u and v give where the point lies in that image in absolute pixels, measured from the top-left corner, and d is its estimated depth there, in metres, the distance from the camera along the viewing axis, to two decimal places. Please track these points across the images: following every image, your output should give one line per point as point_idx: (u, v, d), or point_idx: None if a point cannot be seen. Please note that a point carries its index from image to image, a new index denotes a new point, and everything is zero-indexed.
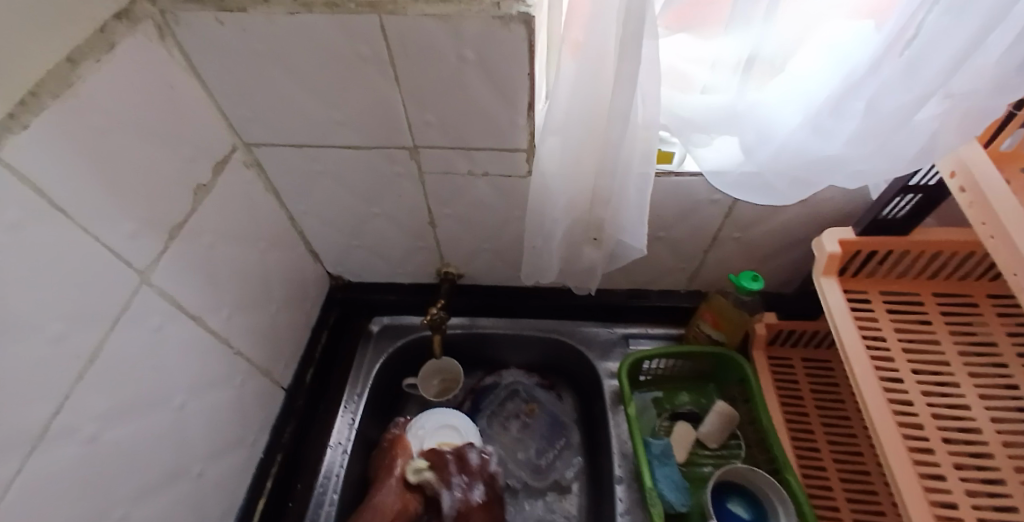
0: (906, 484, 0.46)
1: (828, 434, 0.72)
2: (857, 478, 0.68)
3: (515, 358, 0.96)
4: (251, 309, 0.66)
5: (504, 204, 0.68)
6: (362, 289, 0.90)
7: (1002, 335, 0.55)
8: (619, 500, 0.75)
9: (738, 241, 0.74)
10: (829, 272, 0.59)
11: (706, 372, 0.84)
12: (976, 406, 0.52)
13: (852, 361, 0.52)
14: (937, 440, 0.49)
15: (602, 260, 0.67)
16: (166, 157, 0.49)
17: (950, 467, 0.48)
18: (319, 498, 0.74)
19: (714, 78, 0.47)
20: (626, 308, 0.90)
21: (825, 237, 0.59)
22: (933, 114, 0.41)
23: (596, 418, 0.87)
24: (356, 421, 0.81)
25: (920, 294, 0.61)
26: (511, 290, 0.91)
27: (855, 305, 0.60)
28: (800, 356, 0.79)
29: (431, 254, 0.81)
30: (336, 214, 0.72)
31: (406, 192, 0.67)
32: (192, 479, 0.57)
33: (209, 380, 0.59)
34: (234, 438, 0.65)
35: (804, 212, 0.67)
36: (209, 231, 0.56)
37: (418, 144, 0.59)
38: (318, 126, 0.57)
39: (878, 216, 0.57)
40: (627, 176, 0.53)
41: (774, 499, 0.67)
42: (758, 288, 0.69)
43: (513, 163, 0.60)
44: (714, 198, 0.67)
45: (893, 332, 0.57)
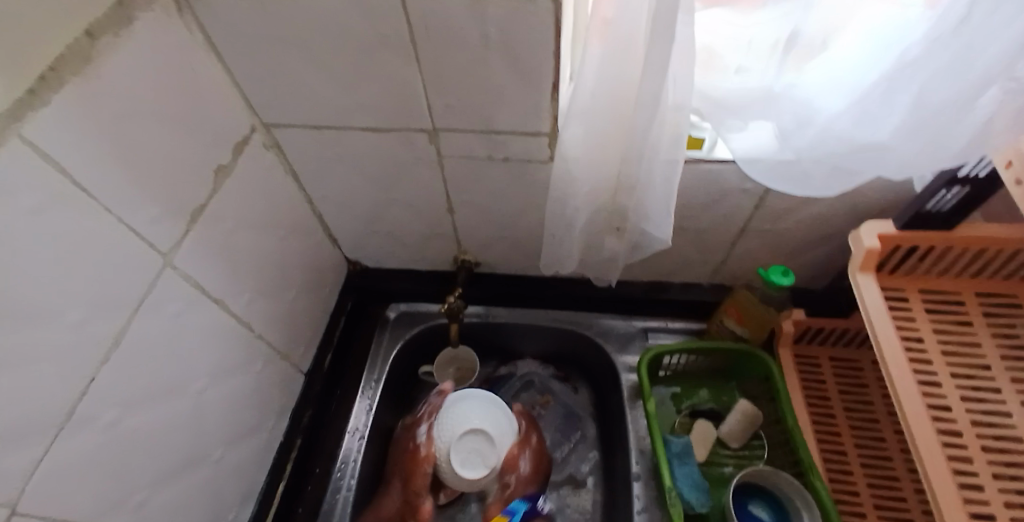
0: (943, 495, 0.43)
1: (854, 435, 0.69)
2: (885, 484, 0.65)
3: (531, 348, 0.95)
4: (271, 294, 0.66)
5: (525, 191, 0.66)
6: (379, 275, 0.90)
7: None
8: (636, 497, 0.74)
9: (767, 234, 0.71)
10: (866, 268, 0.56)
11: (727, 368, 0.82)
12: (1020, 415, 0.48)
13: (889, 364, 0.49)
14: (976, 449, 0.47)
15: (624, 251, 0.65)
16: (189, 143, 0.49)
17: (989, 477, 0.45)
18: (336, 484, 0.75)
19: (747, 57, 0.46)
20: (646, 301, 0.88)
21: (863, 230, 0.56)
22: (995, 100, 0.37)
23: (613, 412, 0.85)
24: (373, 407, 0.81)
25: (959, 292, 0.57)
26: (528, 279, 0.89)
27: (890, 303, 0.57)
28: (828, 355, 0.76)
29: (449, 241, 0.80)
30: (355, 199, 0.72)
31: (425, 177, 0.66)
32: (212, 464, 0.58)
33: (229, 363, 0.59)
34: (252, 424, 0.65)
35: (839, 203, 0.64)
36: (230, 216, 0.56)
37: (438, 126, 0.57)
38: (335, 113, 0.57)
39: (921, 209, 0.54)
40: (653, 161, 0.50)
41: (799, 505, 0.65)
42: (788, 283, 0.66)
43: (534, 149, 0.59)
44: (744, 187, 0.64)
45: (930, 332, 0.54)
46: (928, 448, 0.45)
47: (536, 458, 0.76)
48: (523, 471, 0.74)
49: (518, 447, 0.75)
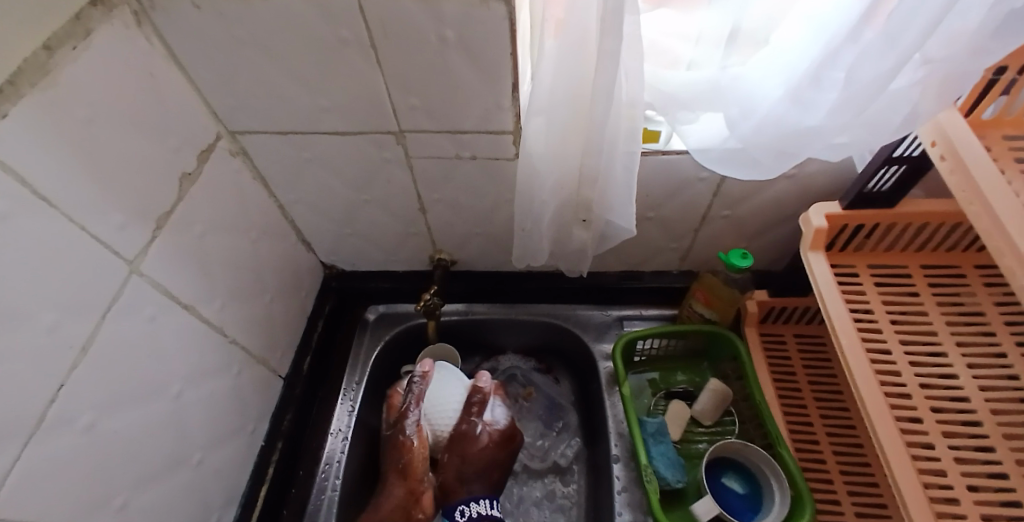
0: (893, 452, 0.47)
1: (820, 406, 0.73)
2: (850, 451, 0.69)
3: (512, 343, 0.97)
4: (245, 299, 0.66)
5: (494, 186, 0.68)
6: (357, 277, 0.91)
7: (991, 305, 0.56)
8: (616, 478, 0.77)
9: (727, 219, 0.75)
10: (816, 247, 0.60)
11: (700, 350, 0.86)
12: (965, 375, 0.52)
13: (839, 335, 0.53)
14: (925, 410, 0.50)
15: (592, 242, 0.68)
16: (153, 149, 0.49)
17: (938, 435, 0.49)
18: (322, 484, 0.77)
19: (697, 52, 0.48)
20: (619, 290, 0.91)
21: (811, 212, 0.60)
22: (912, 81, 0.41)
23: (592, 398, 0.88)
24: (355, 408, 0.83)
25: (907, 266, 0.61)
26: (503, 274, 0.91)
27: (843, 279, 0.61)
28: (792, 332, 0.80)
29: (424, 240, 0.81)
30: (327, 202, 0.72)
31: (395, 177, 0.67)
32: (192, 468, 0.58)
33: (206, 367, 0.59)
34: (233, 427, 0.66)
35: (791, 187, 0.68)
36: (198, 222, 0.56)
37: (404, 128, 0.58)
38: (302, 117, 0.57)
39: (863, 188, 0.57)
40: (614, 154, 0.53)
41: (769, 475, 0.68)
42: (748, 266, 0.69)
43: (500, 146, 0.60)
44: (701, 176, 0.67)
45: (880, 304, 0.58)
46: (877, 409, 0.49)
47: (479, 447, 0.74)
48: (449, 473, 0.73)
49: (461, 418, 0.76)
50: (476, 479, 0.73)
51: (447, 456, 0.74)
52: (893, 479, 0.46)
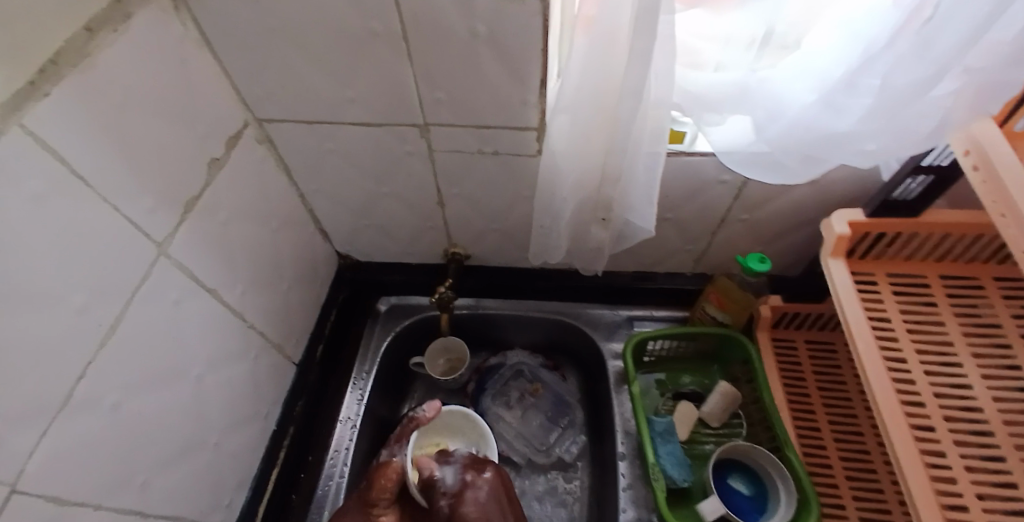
0: (906, 458, 0.47)
1: (828, 412, 0.73)
2: (857, 458, 0.68)
3: (520, 339, 0.98)
4: (264, 287, 0.67)
5: (514, 183, 0.68)
6: (370, 269, 0.91)
7: (1008, 317, 0.55)
8: (622, 475, 0.77)
9: (745, 223, 0.74)
10: (836, 253, 0.59)
11: (710, 352, 0.85)
12: (979, 386, 0.52)
13: (856, 341, 0.53)
14: (939, 419, 0.50)
15: (609, 241, 0.68)
16: (185, 135, 0.49)
17: (951, 445, 0.49)
18: (330, 470, 0.78)
19: (726, 54, 0.47)
20: (632, 290, 0.91)
21: (834, 217, 0.59)
22: (949, 90, 0.41)
23: (600, 397, 0.89)
24: (365, 397, 0.84)
25: (925, 275, 0.61)
26: (515, 271, 0.91)
27: (859, 285, 0.60)
28: (804, 338, 0.79)
29: (440, 234, 0.81)
30: (347, 192, 0.72)
31: (416, 171, 0.67)
32: (210, 450, 0.59)
33: (225, 352, 0.60)
34: (249, 411, 0.66)
35: (813, 193, 0.67)
36: (223, 208, 0.56)
37: (429, 121, 0.58)
38: (326, 105, 0.57)
39: (888, 197, 0.57)
40: (637, 154, 0.53)
41: (775, 476, 0.68)
42: (765, 270, 0.69)
43: (523, 142, 0.60)
44: (722, 178, 0.66)
45: (897, 313, 0.57)
46: (892, 416, 0.49)
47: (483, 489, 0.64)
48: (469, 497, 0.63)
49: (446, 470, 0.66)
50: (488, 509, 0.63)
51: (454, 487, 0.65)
52: (907, 486, 0.46)
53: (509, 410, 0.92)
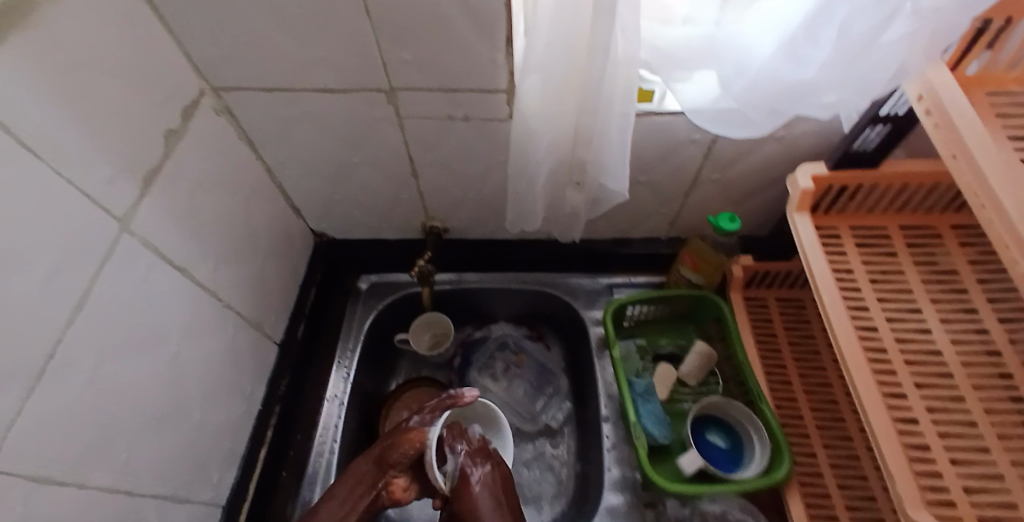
0: (869, 399, 0.49)
1: (799, 365, 0.75)
2: (826, 406, 0.71)
3: (504, 312, 0.99)
4: (237, 262, 0.66)
5: (487, 149, 0.67)
6: (347, 246, 0.91)
7: (964, 263, 0.57)
8: (606, 436, 0.79)
9: (717, 184, 0.75)
10: (802, 208, 0.61)
11: (686, 315, 0.87)
12: (938, 331, 0.54)
13: (821, 292, 0.55)
14: (900, 362, 0.52)
15: (585, 203, 0.68)
16: (140, 103, 0.48)
17: (911, 386, 0.51)
18: (320, 447, 0.78)
19: (694, 8, 0.48)
20: (610, 257, 0.92)
21: (798, 173, 0.60)
22: (902, 34, 0.41)
23: (582, 363, 0.91)
24: (351, 374, 0.84)
25: (886, 227, 0.63)
26: (493, 243, 0.91)
27: (824, 239, 0.62)
28: (774, 296, 0.82)
29: (416, 206, 0.81)
30: (317, 164, 0.71)
31: (386, 138, 0.66)
32: (192, 425, 0.59)
33: (201, 328, 0.59)
34: (231, 388, 0.66)
35: (779, 150, 0.68)
36: (187, 180, 0.55)
37: (395, 86, 0.57)
38: (289, 71, 0.56)
39: (849, 148, 0.57)
40: (608, 115, 0.53)
41: (750, 428, 0.71)
42: (735, 229, 0.70)
43: (494, 106, 0.59)
44: (693, 138, 0.66)
45: (860, 264, 0.59)
46: (855, 362, 0.50)
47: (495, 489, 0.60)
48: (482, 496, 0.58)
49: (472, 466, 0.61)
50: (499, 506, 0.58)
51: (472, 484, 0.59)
52: (868, 425, 0.48)
53: (494, 381, 0.94)
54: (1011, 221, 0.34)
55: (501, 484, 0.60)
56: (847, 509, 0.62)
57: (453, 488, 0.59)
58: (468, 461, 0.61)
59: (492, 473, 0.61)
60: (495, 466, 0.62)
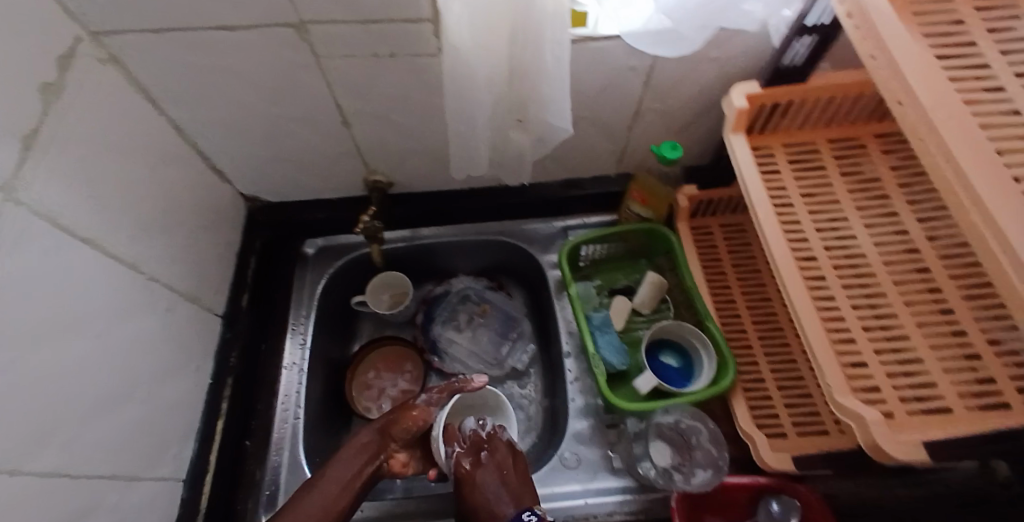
0: (800, 301, 0.51)
1: (742, 284, 0.78)
2: (767, 318, 0.75)
3: (464, 266, 0.98)
4: (156, 230, 0.60)
5: (420, 90, 0.63)
6: (284, 209, 0.86)
7: (885, 171, 0.60)
8: (569, 370, 0.82)
9: (659, 113, 0.74)
10: (737, 129, 0.62)
11: (638, 249, 0.89)
12: (862, 236, 0.57)
13: (756, 208, 0.56)
14: (829, 267, 0.55)
15: (531, 143, 0.66)
16: (3, 49, 0.40)
17: (839, 287, 0.54)
18: (284, 414, 0.76)
19: None
20: (564, 201, 0.91)
21: (733, 93, 0.60)
22: None
23: (544, 305, 0.92)
24: (307, 340, 0.81)
25: (817, 143, 0.65)
26: (440, 194, 0.88)
27: (760, 160, 0.64)
28: (719, 223, 0.84)
29: (355, 160, 0.77)
30: (233, 117, 0.65)
31: (305, 82, 0.60)
32: (137, 403, 0.56)
33: (128, 304, 0.55)
34: (175, 364, 0.63)
35: (716, 73, 0.67)
36: (77, 142, 0.48)
37: (305, 19, 0.51)
38: (178, 8, 0.49)
39: (778, 64, 0.58)
40: (543, 43, 0.50)
41: (698, 346, 0.75)
42: (678, 157, 0.70)
43: (422, 39, 0.55)
44: (632, 65, 0.64)
45: (792, 181, 0.61)
46: (787, 269, 0.53)
47: (495, 474, 0.58)
48: (482, 483, 0.57)
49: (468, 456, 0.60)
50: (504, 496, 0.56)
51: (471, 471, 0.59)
52: (799, 324, 0.51)
53: (459, 332, 0.94)
54: (925, 111, 0.35)
55: (513, 466, 0.59)
56: (787, 409, 0.67)
57: (455, 484, 0.59)
58: (464, 457, 0.60)
59: (502, 456, 0.60)
60: (503, 449, 0.61)
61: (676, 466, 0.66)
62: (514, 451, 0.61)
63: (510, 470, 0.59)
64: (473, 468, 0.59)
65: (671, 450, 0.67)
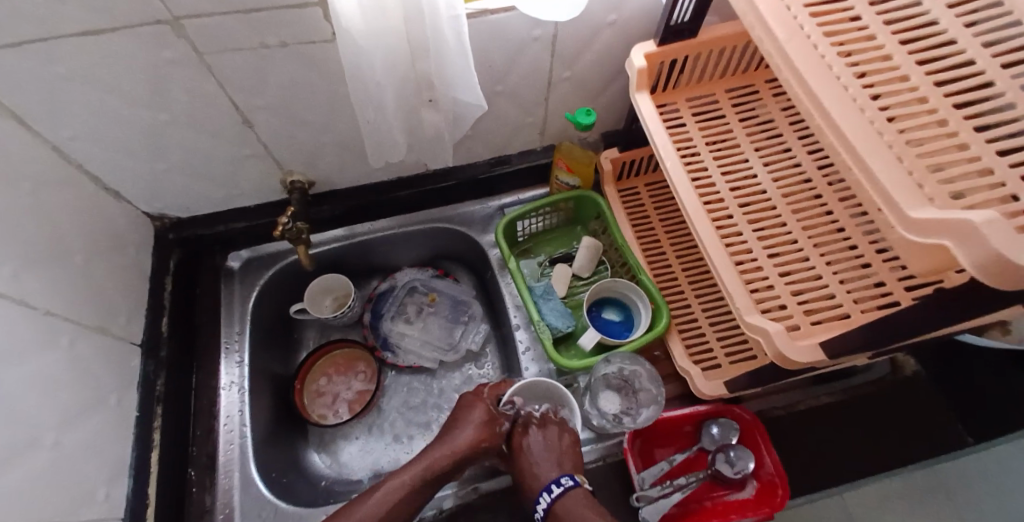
0: (709, 240, 0.55)
1: (669, 235, 0.83)
2: (695, 264, 0.80)
3: (407, 258, 0.97)
4: (44, 264, 0.55)
5: (320, 80, 0.61)
6: (198, 225, 0.81)
7: (778, 112, 0.66)
8: (520, 342, 0.84)
9: (570, 81, 0.76)
10: (641, 88, 0.65)
11: (570, 216, 0.92)
12: (762, 174, 0.62)
13: (663, 161, 0.60)
14: (734, 207, 0.60)
15: (445, 123, 0.65)
16: None
17: (745, 224, 0.59)
18: (228, 435, 0.73)
19: None
20: (495, 178, 0.92)
21: (633, 54, 0.63)
22: None
23: (490, 285, 0.93)
24: (243, 359, 0.78)
25: (716, 93, 0.69)
26: (366, 188, 0.86)
27: (665, 116, 0.67)
28: (643, 182, 0.87)
29: (266, 162, 0.73)
30: (114, 130, 0.60)
31: (191, 82, 0.56)
32: (48, 450, 0.51)
33: (20, 346, 0.49)
34: (89, 402, 0.58)
35: (615, 37, 0.69)
36: None
37: (178, 15, 0.48)
38: (20, 15, 0.44)
39: (668, 22, 0.59)
40: (438, 17, 0.49)
41: (636, 299, 0.79)
42: (592, 122, 0.72)
43: (313, 24, 0.53)
44: (535, 35, 0.65)
45: (696, 132, 0.65)
46: (696, 213, 0.57)
47: (543, 444, 0.65)
48: (531, 455, 0.65)
49: (520, 429, 0.67)
50: (550, 464, 0.63)
51: (523, 441, 0.66)
52: (711, 261, 0.55)
53: (409, 324, 0.92)
54: (784, 47, 0.38)
55: (561, 440, 0.65)
56: (719, 343, 0.72)
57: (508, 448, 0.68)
58: (517, 429, 0.67)
59: (551, 431, 0.66)
60: (554, 425, 0.66)
61: (625, 410, 0.71)
62: (563, 428, 0.66)
63: (558, 445, 0.65)
64: (525, 438, 0.66)
65: (619, 396, 0.72)
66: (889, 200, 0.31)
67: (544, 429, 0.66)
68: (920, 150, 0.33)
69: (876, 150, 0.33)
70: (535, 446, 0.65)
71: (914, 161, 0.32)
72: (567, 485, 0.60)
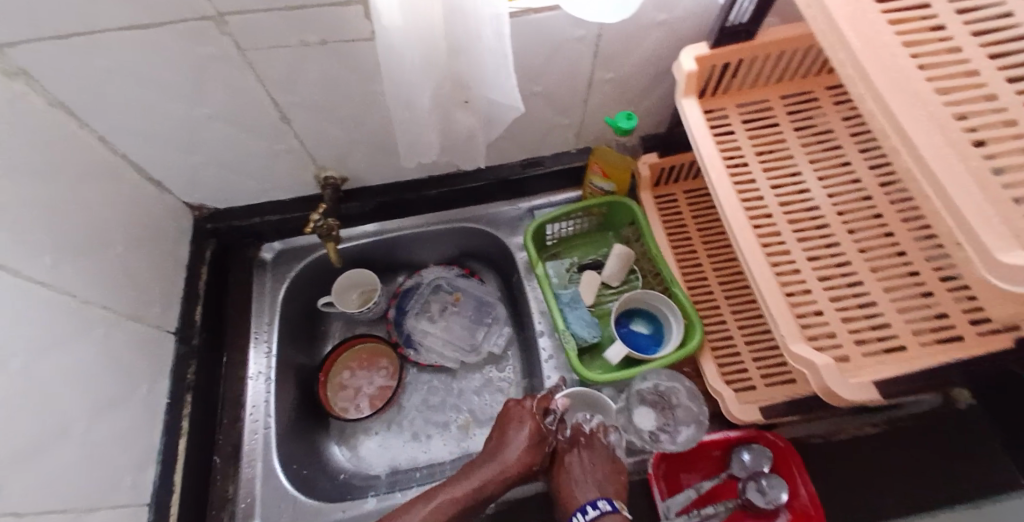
0: (753, 258, 0.52)
1: (707, 246, 0.79)
2: (733, 278, 0.76)
3: (434, 256, 0.96)
4: (84, 253, 0.56)
5: (356, 77, 0.60)
6: (235, 215, 0.82)
7: (838, 122, 0.62)
8: (544, 349, 0.82)
9: (611, 82, 0.73)
10: (689, 92, 0.62)
11: (602, 221, 0.89)
12: (816, 188, 0.59)
13: (708, 170, 0.56)
14: (783, 223, 0.56)
15: (478, 125, 0.65)
16: None
17: (794, 241, 0.55)
18: (253, 425, 0.74)
19: None
20: (525, 181, 0.90)
21: (683, 56, 0.60)
22: None
23: (516, 287, 0.91)
24: (272, 349, 0.79)
25: (769, 100, 0.65)
26: (398, 185, 0.86)
27: (713, 121, 0.64)
28: (682, 189, 0.84)
29: (300, 157, 0.73)
30: (157, 123, 0.61)
31: (231, 78, 0.57)
32: (79, 437, 0.52)
33: (59, 335, 0.51)
34: (120, 390, 0.60)
35: (663, 37, 0.66)
36: None
37: (221, 11, 0.48)
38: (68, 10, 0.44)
39: (725, 22, 0.56)
40: (478, 16, 0.48)
41: (667, 312, 0.76)
42: (632, 128, 0.70)
43: (353, 23, 0.52)
44: (578, 34, 0.63)
45: (746, 140, 0.62)
46: (741, 228, 0.53)
47: (586, 463, 0.65)
48: (574, 473, 0.64)
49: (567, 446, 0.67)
50: (593, 484, 0.62)
51: (569, 458, 0.66)
52: (752, 279, 0.51)
53: (433, 323, 0.92)
54: (858, 56, 0.35)
55: (605, 462, 0.64)
56: (755, 364, 0.69)
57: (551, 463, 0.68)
58: (563, 445, 0.68)
59: (597, 451, 0.66)
60: (598, 443, 0.66)
61: (661, 427, 0.67)
62: (609, 448, 0.66)
63: (602, 466, 0.64)
64: (569, 456, 0.66)
65: (654, 412, 0.68)
66: (970, 236, 0.28)
67: (589, 448, 0.66)
68: (1008, 181, 0.29)
69: (959, 178, 0.29)
70: (579, 464, 0.65)
71: (1001, 193, 0.29)
72: (605, 508, 0.58)
